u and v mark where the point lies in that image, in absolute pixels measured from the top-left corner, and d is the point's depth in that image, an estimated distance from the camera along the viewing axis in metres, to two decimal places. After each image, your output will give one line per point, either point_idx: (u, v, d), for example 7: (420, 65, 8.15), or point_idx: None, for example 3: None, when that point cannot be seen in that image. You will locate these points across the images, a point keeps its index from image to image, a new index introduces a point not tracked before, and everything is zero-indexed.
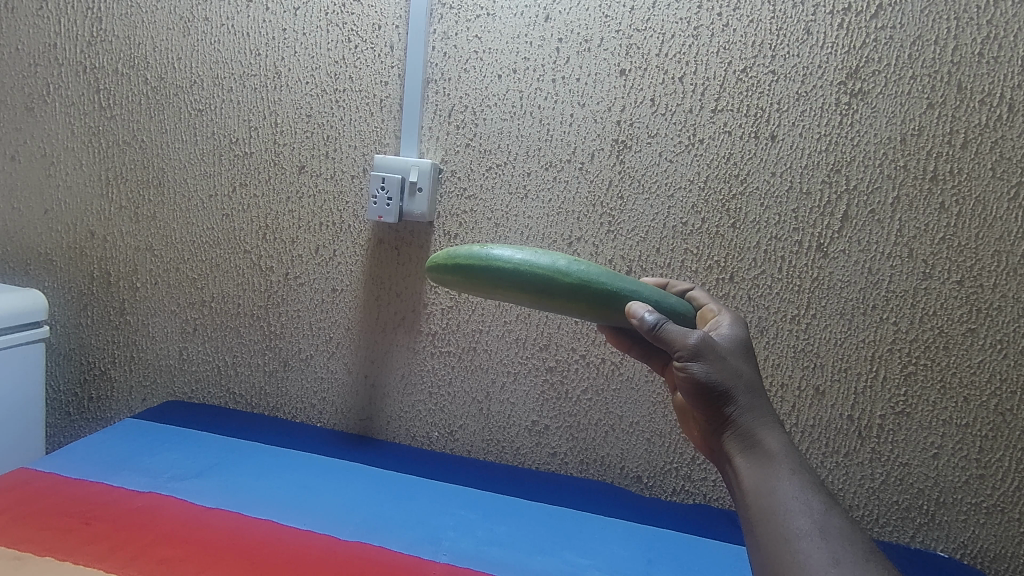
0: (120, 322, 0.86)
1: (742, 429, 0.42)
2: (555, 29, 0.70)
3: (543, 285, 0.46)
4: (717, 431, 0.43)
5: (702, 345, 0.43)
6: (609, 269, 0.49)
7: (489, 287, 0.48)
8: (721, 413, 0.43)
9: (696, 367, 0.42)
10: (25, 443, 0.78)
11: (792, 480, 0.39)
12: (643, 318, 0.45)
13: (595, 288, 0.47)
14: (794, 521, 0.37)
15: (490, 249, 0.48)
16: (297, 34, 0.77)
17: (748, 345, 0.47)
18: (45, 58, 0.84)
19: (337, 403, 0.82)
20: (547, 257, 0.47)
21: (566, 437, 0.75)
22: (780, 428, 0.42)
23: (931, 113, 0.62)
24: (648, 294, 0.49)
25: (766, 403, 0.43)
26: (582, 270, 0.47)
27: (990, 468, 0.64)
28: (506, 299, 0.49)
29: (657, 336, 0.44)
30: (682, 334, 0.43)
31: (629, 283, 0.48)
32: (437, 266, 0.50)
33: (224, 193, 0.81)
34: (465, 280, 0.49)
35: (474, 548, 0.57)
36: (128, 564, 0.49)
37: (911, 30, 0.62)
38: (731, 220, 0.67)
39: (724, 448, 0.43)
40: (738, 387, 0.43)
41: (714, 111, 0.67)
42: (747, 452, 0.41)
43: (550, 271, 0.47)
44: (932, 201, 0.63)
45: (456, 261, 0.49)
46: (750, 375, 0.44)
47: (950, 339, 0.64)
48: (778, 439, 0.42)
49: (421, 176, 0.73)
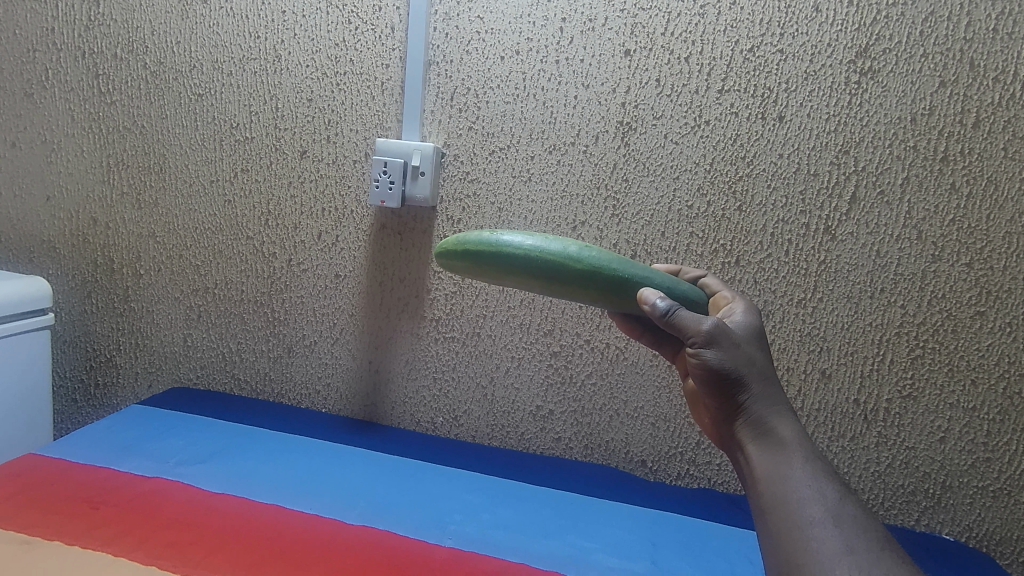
0: (124, 309, 0.87)
1: (755, 417, 0.42)
2: (558, 9, 0.69)
3: (555, 272, 0.45)
4: (729, 419, 0.43)
5: (716, 332, 0.42)
6: (619, 256, 0.48)
7: (499, 273, 0.47)
8: (734, 401, 0.42)
9: (710, 354, 0.42)
10: (31, 430, 0.78)
11: (805, 469, 0.39)
12: (654, 305, 0.44)
13: (606, 275, 0.46)
14: (806, 509, 0.37)
15: (500, 235, 0.47)
16: (297, 16, 0.76)
17: (762, 334, 0.47)
18: (43, 44, 0.83)
19: (342, 389, 0.82)
20: (558, 244, 0.46)
21: (571, 422, 0.75)
22: (794, 416, 0.42)
23: (943, 91, 0.61)
24: (660, 281, 0.48)
25: (779, 391, 0.42)
26: (593, 256, 0.46)
27: (997, 451, 0.64)
28: (516, 285, 0.48)
29: (670, 323, 0.44)
30: (696, 321, 0.43)
31: (640, 270, 0.47)
32: (445, 251, 0.49)
33: (225, 179, 0.81)
34: (475, 265, 0.47)
35: (480, 532, 0.57)
36: (136, 547, 0.49)
37: (924, 7, 0.60)
38: (737, 203, 0.67)
39: (736, 435, 0.43)
40: (752, 375, 0.42)
41: (720, 91, 0.66)
42: (759, 440, 0.41)
43: (562, 257, 0.46)
44: (943, 182, 0.62)
45: (466, 248, 0.47)
46: (763, 363, 0.44)
47: (958, 322, 0.63)
48: (791, 428, 0.41)
49: (423, 160, 0.72)
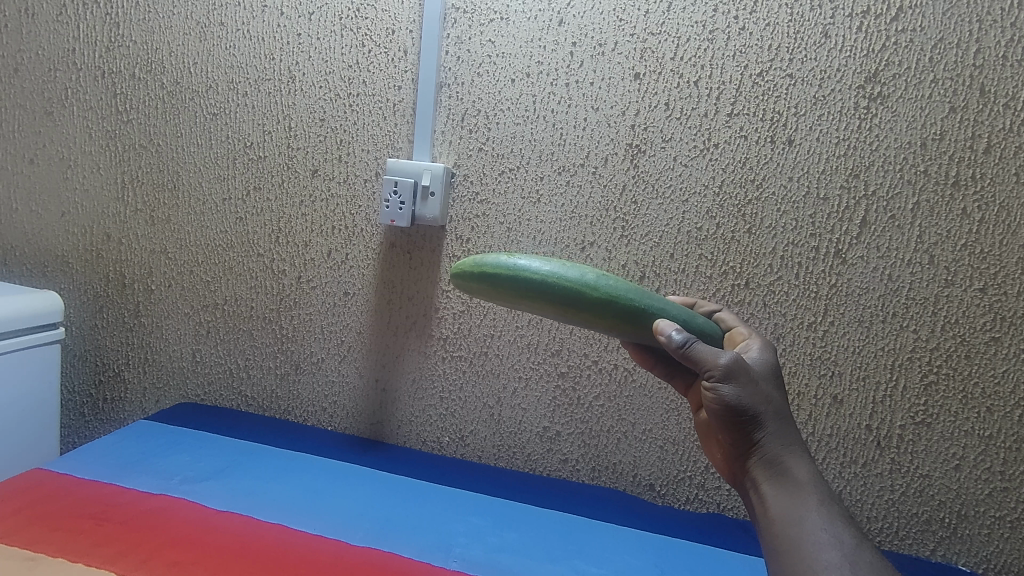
0: (134, 324, 0.87)
1: (770, 456, 0.42)
2: (569, 33, 0.70)
3: (570, 298, 0.45)
4: (743, 456, 0.43)
5: (733, 366, 0.42)
6: (635, 285, 0.48)
7: (515, 297, 0.47)
8: (749, 438, 0.43)
9: (727, 389, 0.42)
10: (39, 445, 0.78)
11: (820, 511, 0.40)
12: (670, 337, 0.44)
13: (622, 304, 0.46)
14: (822, 553, 0.37)
15: (517, 259, 0.47)
16: (312, 39, 0.77)
17: (778, 373, 0.47)
18: (64, 64, 0.85)
19: (348, 407, 0.82)
20: (575, 270, 0.46)
21: (578, 444, 0.74)
22: (808, 457, 0.43)
23: (953, 117, 0.61)
24: (676, 313, 0.48)
25: (794, 431, 0.43)
26: (610, 285, 0.46)
27: (1014, 481, 0.62)
28: (530, 310, 0.48)
29: (687, 356, 0.43)
30: (713, 354, 0.43)
31: (657, 301, 0.47)
32: (462, 272, 0.49)
33: (238, 196, 0.82)
34: (491, 287, 0.47)
35: (486, 555, 0.56)
36: (139, 566, 0.49)
37: (933, 33, 0.61)
38: (746, 225, 0.67)
39: (750, 472, 0.43)
40: (768, 413, 0.43)
41: (729, 115, 0.66)
42: (775, 479, 0.41)
43: (579, 284, 0.45)
44: (954, 208, 0.61)
45: (483, 270, 0.47)
46: (779, 402, 0.44)
47: (972, 348, 0.62)
48: (806, 469, 0.42)
49: (433, 180, 0.73)
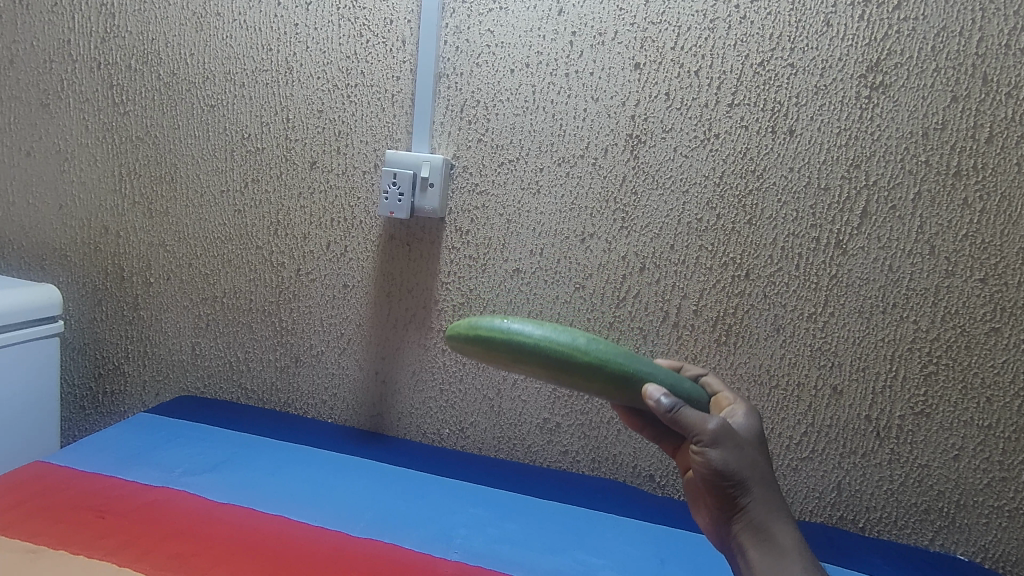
0: (133, 317, 0.87)
1: (756, 521, 0.43)
2: (568, 22, 0.69)
3: (562, 363, 0.44)
4: (729, 520, 0.44)
5: (721, 432, 0.43)
6: (624, 348, 0.47)
7: (508, 361, 0.45)
8: (735, 503, 0.43)
9: (714, 454, 0.43)
10: (39, 440, 0.78)
11: None
12: (659, 401, 0.44)
13: (612, 369, 0.45)
14: None
15: (510, 322, 0.46)
16: (309, 29, 0.77)
17: (763, 438, 0.47)
18: (59, 54, 0.84)
19: (348, 399, 0.82)
20: (567, 334, 0.45)
21: (578, 435, 0.74)
22: (792, 521, 0.44)
23: (955, 106, 0.60)
24: (664, 377, 0.47)
25: (779, 497, 0.44)
26: (601, 349, 0.45)
27: (1012, 470, 0.62)
28: (522, 373, 0.47)
29: (675, 420, 0.44)
30: (701, 419, 0.43)
31: (645, 364, 0.47)
32: (455, 334, 0.48)
33: (236, 188, 0.81)
34: (485, 351, 0.46)
35: (485, 546, 0.57)
36: (141, 558, 0.49)
37: (935, 22, 0.60)
38: (747, 216, 0.66)
39: (736, 536, 0.44)
40: (755, 478, 0.43)
41: (730, 105, 0.66)
42: (761, 545, 0.42)
43: (571, 348, 0.44)
44: (955, 198, 0.61)
45: (476, 332, 0.46)
46: (765, 467, 0.45)
47: (972, 339, 0.62)
48: (790, 535, 0.43)
49: (433, 171, 0.72)
